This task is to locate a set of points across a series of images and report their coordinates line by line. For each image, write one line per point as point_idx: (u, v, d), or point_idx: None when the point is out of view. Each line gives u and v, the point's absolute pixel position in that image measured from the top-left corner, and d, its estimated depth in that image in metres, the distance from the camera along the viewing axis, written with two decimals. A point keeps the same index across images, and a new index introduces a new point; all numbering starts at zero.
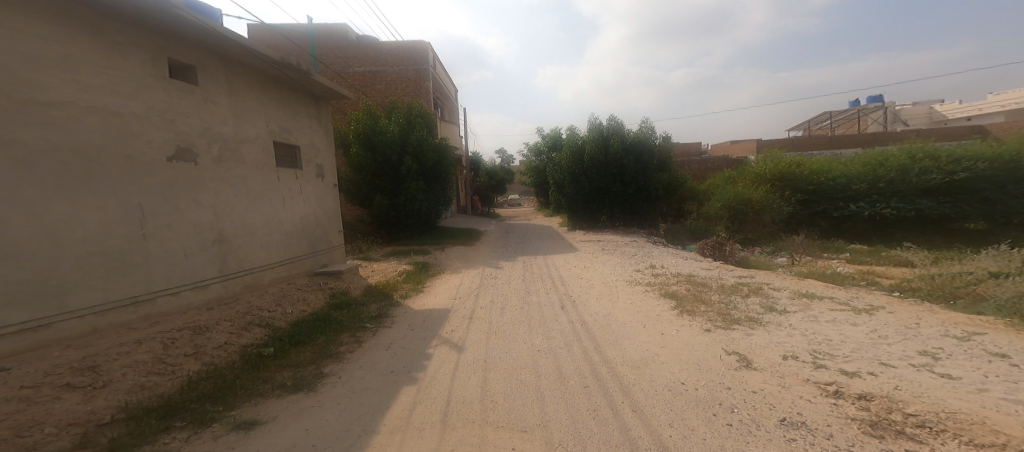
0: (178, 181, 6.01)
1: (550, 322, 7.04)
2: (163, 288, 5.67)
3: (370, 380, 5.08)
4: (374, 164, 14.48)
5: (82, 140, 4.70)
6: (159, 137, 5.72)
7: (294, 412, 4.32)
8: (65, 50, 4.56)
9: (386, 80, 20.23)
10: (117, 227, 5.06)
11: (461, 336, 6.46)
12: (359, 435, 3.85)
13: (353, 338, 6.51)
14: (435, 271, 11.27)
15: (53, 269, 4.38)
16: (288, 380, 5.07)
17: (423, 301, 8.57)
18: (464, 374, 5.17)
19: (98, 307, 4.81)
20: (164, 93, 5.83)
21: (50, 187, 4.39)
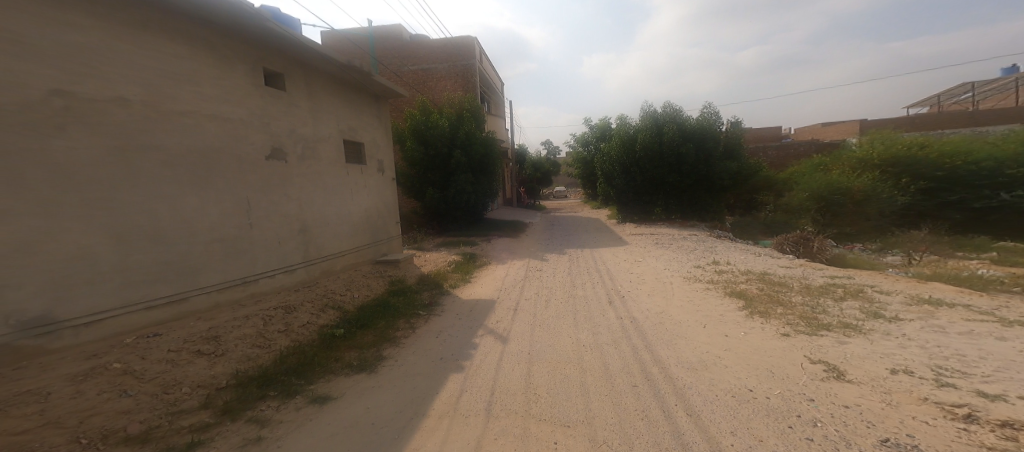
0: (273, 178, 6.81)
1: (596, 318, 6.82)
2: (264, 271, 6.49)
3: (421, 366, 5.36)
4: (426, 158, 14.93)
5: (205, 142, 5.52)
6: (257, 138, 6.49)
7: (357, 390, 4.74)
8: (191, 66, 5.35)
9: (437, 78, 20.89)
10: (231, 217, 5.89)
11: (506, 328, 6.52)
12: (410, 417, 4.09)
13: (408, 324, 6.92)
14: (482, 261, 11.50)
15: (188, 251, 5.22)
16: (355, 361, 5.53)
17: (470, 292, 8.83)
18: (507, 365, 5.23)
19: (220, 284, 5.66)
20: (261, 99, 6.59)
21: (185, 183, 5.21)
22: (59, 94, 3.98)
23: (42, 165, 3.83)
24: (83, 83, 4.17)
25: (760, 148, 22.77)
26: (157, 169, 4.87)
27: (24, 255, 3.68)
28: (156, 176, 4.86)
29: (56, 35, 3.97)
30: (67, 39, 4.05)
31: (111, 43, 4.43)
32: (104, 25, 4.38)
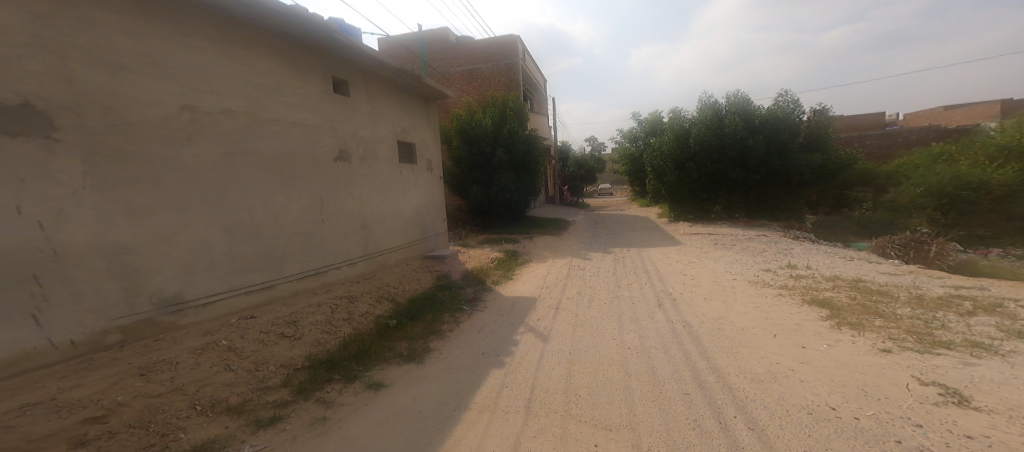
0: (339, 178, 7.31)
1: (642, 320, 6.42)
2: (333, 263, 7.04)
3: (463, 359, 5.43)
4: (470, 157, 14.82)
5: (290, 147, 6.10)
6: (328, 140, 7.05)
7: (406, 380, 4.91)
8: (279, 77, 5.90)
9: (480, 78, 19.36)
10: (309, 214, 6.46)
11: (546, 326, 6.39)
12: (452, 409, 4.14)
13: (453, 318, 7.07)
14: (523, 259, 11.27)
15: (277, 243, 5.75)
16: (404, 351, 5.79)
17: (512, 288, 8.79)
18: (548, 364, 5.11)
19: (301, 273, 6.22)
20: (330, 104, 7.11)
21: (275, 182, 5.77)
22: (187, 109, 4.54)
23: (177, 172, 4.41)
24: (204, 99, 4.72)
25: (857, 137, 19.90)
26: (255, 172, 5.43)
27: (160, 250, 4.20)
28: (255, 179, 5.43)
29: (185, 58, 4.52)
30: (194, 60, 4.61)
31: (222, 62, 4.96)
32: (220, 46, 4.94)
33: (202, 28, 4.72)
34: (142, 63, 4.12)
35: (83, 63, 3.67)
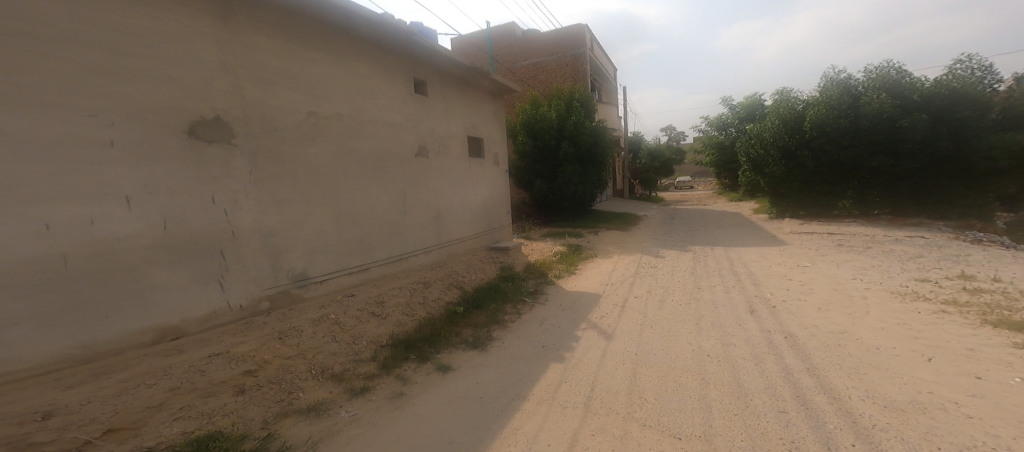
0: (444, 173, 7.20)
1: (726, 326, 5.84)
2: (423, 244, 7.00)
3: (522, 352, 5.46)
4: (535, 151, 14.81)
5: (403, 145, 6.28)
6: (435, 135, 6.94)
7: (470, 365, 4.91)
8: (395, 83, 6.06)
9: (545, 71, 19.19)
10: (417, 203, 6.52)
11: (610, 325, 6.26)
12: (512, 397, 4.13)
13: (514, 309, 7.06)
14: (588, 255, 11.11)
15: (381, 224, 5.74)
16: (469, 337, 5.71)
17: (575, 284, 8.66)
18: (610, 363, 4.98)
19: (399, 253, 6.17)
20: (434, 100, 7.06)
21: (389, 177, 5.88)
22: (309, 115, 4.71)
23: (305, 168, 4.67)
24: (322, 104, 4.89)
25: None
26: (365, 168, 5.48)
27: (299, 230, 4.59)
28: (366, 175, 5.52)
29: (307, 67, 4.70)
30: (316, 65, 4.81)
31: (338, 67, 5.09)
32: (339, 47, 5.13)
33: (325, 32, 4.93)
34: (278, 74, 4.38)
35: (242, 71, 4.02)
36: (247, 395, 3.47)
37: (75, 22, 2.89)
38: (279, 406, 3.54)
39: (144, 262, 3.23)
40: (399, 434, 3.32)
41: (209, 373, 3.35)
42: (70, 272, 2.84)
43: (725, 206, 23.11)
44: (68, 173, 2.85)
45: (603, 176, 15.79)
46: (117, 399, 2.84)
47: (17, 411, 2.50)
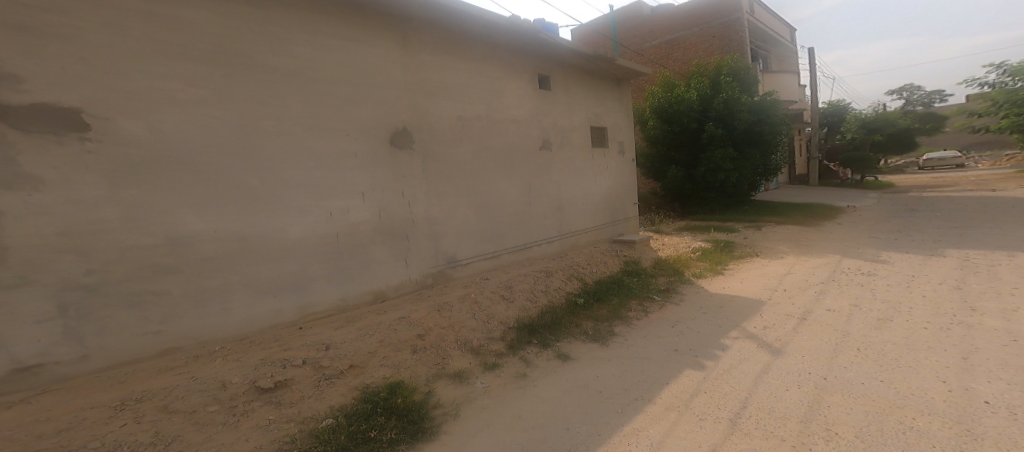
0: (578, 167, 6.05)
1: (988, 363, 3.40)
2: (579, 229, 6.23)
3: (650, 352, 4.25)
4: (671, 136, 13.43)
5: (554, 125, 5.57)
6: (579, 124, 6.11)
7: (589, 358, 4.04)
8: (547, 67, 5.49)
9: (685, 47, 17.43)
10: (568, 185, 5.71)
11: (779, 338, 4.38)
12: (633, 397, 3.33)
13: (640, 306, 5.48)
14: (742, 252, 8.96)
15: (531, 204, 5.01)
16: (589, 329, 4.65)
17: (722, 285, 6.59)
18: (774, 381, 3.47)
19: (552, 236, 5.67)
20: (578, 89, 6.16)
21: (538, 162, 5.24)
22: (456, 119, 4.13)
23: (486, 154, 4.43)
24: (468, 106, 4.25)
25: None
26: (523, 162, 4.89)
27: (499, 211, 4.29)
28: (522, 168, 4.86)
29: (455, 75, 4.15)
30: (466, 65, 4.34)
31: (478, 75, 4.45)
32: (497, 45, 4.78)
33: (480, 37, 4.56)
34: (438, 87, 4.01)
35: (420, 82, 3.90)
36: (422, 353, 3.45)
37: (281, 46, 3.13)
38: (443, 367, 3.47)
39: (367, 242, 3.56)
40: (520, 412, 3.10)
41: (398, 331, 3.44)
42: (308, 249, 3.24)
43: (947, 188, 16.99)
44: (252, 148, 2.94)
45: (762, 163, 13.30)
46: (355, 342, 3.20)
47: (307, 342, 3.04)
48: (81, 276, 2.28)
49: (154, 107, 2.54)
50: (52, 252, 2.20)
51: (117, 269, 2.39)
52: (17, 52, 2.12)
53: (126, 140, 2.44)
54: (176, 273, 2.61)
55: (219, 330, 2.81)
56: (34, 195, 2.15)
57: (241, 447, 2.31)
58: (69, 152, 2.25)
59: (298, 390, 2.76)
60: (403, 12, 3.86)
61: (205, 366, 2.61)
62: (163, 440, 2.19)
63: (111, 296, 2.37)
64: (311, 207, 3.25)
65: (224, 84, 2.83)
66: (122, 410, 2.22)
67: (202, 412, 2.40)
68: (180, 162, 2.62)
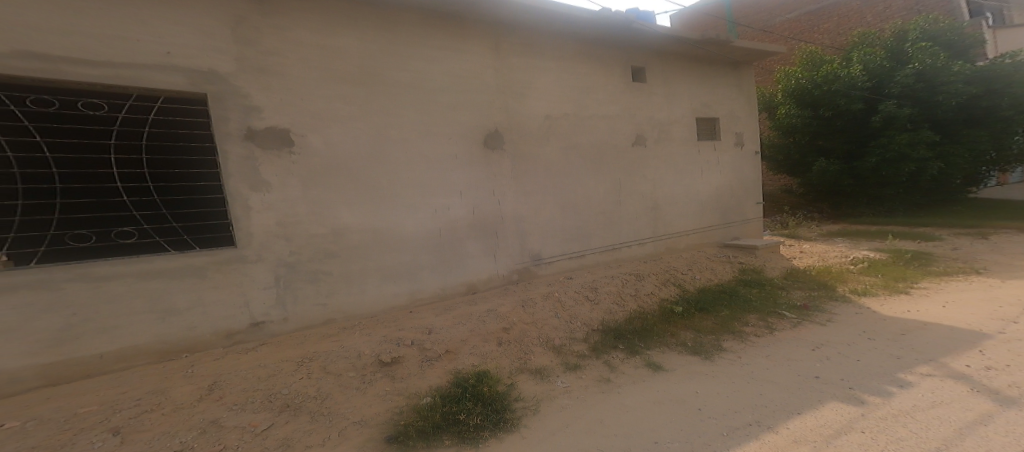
0: (677, 163, 5.47)
1: None
2: (678, 230, 5.59)
3: (777, 375, 3.30)
4: (820, 123, 10.74)
5: (649, 119, 5.13)
6: (681, 117, 5.56)
7: (681, 375, 3.35)
8: (641, 57, 5.10)
9: (837, 15, 14.47)
10: (661, 184, 5.24)
11: (1015, 384, 2.90)
12: (746, 424, 2.63)
13: (761, 322, 4.38)
14: (943, 268, 6.41)
15: (618, 200, 4.75)
16: (688, 341, 3.89)
17: (906, 310, 4.75)
18: (1000, 438, 2.30)
19: (651, 237, 5.15)
20: (680, 80, 5.60)
21: (632, 157, 4.91)
22: (543, 118, 4.08)
23: (579, 154, 4.37)
24: (557, 104, 4.20)
25: None
26: (617, 160, 4.73)
27: (586, 212, 4.42)
28: (614, 165, 4.70)
29: (543, 75, 4.13)
30: (554, 63, 4.22)
31: (566, 73, 4.33)
32: (588, 41, 4.58)
33: (569, 33, 4.37)
34: (528, 88, 3.99)
35: (510, 84, 3.88)
36: (507, 346, 3.45)
37: (394, 55, 3.30)
38: (525, 362, 3.39)
39: (462, 238, 3.68)
40: (604, 418, 2.81)
41: (486, 322, 3.55)
42: (412, 243, 3.44)
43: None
44: (374, 150, 3.24)
45: (988, 144, 9.57)
46: (451, 328, 3.42)
47: (415, 325, 3.38)
48: (287, 254, 3.03)
49: (281, 117, 2.92)
50: (274, 237, 2.96)
51: (239, 258, 2.85)
52: (257, 89, 2.84)
53: (313, 152, 3.04)
54: (335, 257, 3.19)
55: (327, 310, 3.22)
56: (269, 195, 2.91)
57: (365, 411, 2.68)
58: (279, 162, 2.93)
59: (406, 367, 3.09)
60: (493, 19, 3.79)
61: (351, 336, 3.19)
62: (322, 395, 2.70)
63: (236, 281, 2.86)
64: (421, 204, 3.44)
65: (346, 95, 3.14)
66: (301, 365, 2.85)
67: (348, 374, 2.91)
68: (313, 164, 3.04)
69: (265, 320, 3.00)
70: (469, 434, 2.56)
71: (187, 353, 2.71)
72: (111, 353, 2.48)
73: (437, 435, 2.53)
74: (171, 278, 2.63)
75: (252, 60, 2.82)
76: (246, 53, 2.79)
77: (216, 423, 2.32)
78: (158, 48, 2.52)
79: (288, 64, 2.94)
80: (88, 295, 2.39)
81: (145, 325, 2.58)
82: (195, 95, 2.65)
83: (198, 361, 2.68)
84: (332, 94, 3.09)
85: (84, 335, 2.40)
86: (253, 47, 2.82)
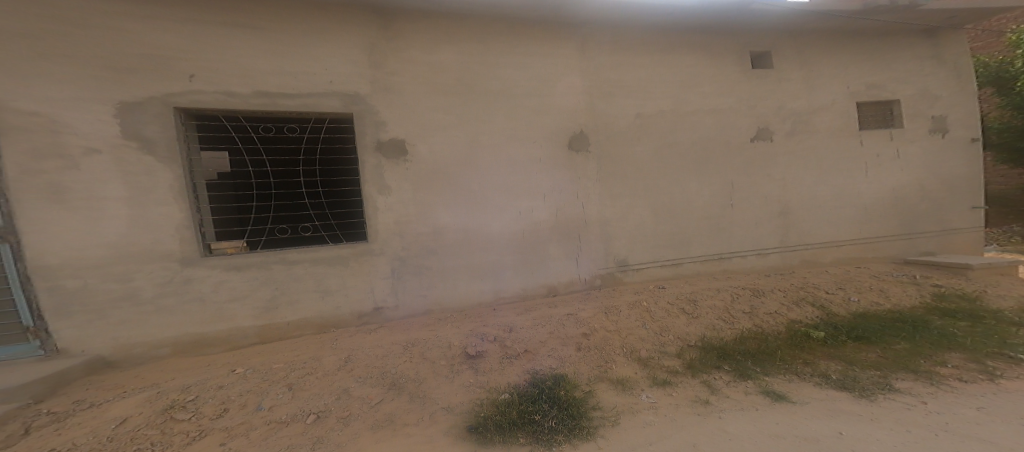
0: (824, 157, 4.56)
1: None
2: (823, 244, 4.67)
3: (977, 427, 2.36)
4: None
5: (780, 109, 4.44)
6: (830, 103, 4.60)
7: (822, 410, 2.63)
8: (768, 42, 4.46)
9: None
10: (797, 183, 4.48)
11: None
12: None
13: (972, 366, 2.97)
14: None
15: (729, 204, 4.28)
16: (835, 374, 2.96)
17: None
18: None
19: (775, 248, 4.53)
20: (828, 57, 4.64)
21: (753, 155, 4.35)
22: (635, 117, 3.99)
23: (681, 155, 4.14)
24: (650, 104, 4.04)
25: None
26: (729, 160, 4.28)
27: (693, 214, 4.15)
28: (725, 166, 4.27)
29: (635, 72, 3.99)
30: (648, 59, 4.04)
31: (663, 69, 4.10)
32: (694, 31, 4.22)
33: (667, 27, 4.10)
34: (618, 86, 3.92)
35: (600, 84, 3.86)
36: (586, 352, 3.34)
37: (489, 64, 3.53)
38: (605, 371, 3.20)
39: (545, 240, 3.85)
40: (695, 440, 2.50)
41: (566, 326, 3.53)
42: (497, 243, 3.75)
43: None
44: (467, 152, 3.55)
45: None
46: (531, 329, 3.53)
47: (499, 322, 3.61)
48: (400, 249, 3.55)
49: (400, 128, 3.34)
50: (390, 233, 3.48)
51: (366, 250, 3.48)
52: (385, 107, 3.28)
53: (420, 160, 3.44)
54: (436, 253, 3.64)
55: (431, 301, 3.71)
56: (389, 198, 3.40)
57: (452, 400, 3.01)
58: (397, 169, 3.39)
59: (487, 363, 3.28)
60: (580, 20, 3.77)
61: (443, 326, 3.57)
62: (418, 379, 3.14)
63: (366, 271, 3.52)
64: (507, 206, 3.73)
65: (453, 104, 3.47)
66: (406, 348, 3.36)
67: (443, 359, 3.31)
68: (418, 166, 3.45)
69: (384, 306, 3.63)
70: (543, 437, 2.65)
71: (337, 327, 3.57)
72: (294, 321, 3.46)
73: (513, 432, 2.69)
74: (328, 266, 3.44)
75: (382, 79, 3.26)
76: (376, 74, 3.24)
77: (348, 392, 2.98)
78: (319, 76, 3.10)
79: (405, 81, 3.32)
80: (286, 275, 3.37)
81: (314, 301, 3.48)
82: (344, 116, 3.21)
83: (341, 335, 3.48)
84: (434, 105, 3.41)
85: (279, 307, 3.41)
86: (382, 68, 3.26)
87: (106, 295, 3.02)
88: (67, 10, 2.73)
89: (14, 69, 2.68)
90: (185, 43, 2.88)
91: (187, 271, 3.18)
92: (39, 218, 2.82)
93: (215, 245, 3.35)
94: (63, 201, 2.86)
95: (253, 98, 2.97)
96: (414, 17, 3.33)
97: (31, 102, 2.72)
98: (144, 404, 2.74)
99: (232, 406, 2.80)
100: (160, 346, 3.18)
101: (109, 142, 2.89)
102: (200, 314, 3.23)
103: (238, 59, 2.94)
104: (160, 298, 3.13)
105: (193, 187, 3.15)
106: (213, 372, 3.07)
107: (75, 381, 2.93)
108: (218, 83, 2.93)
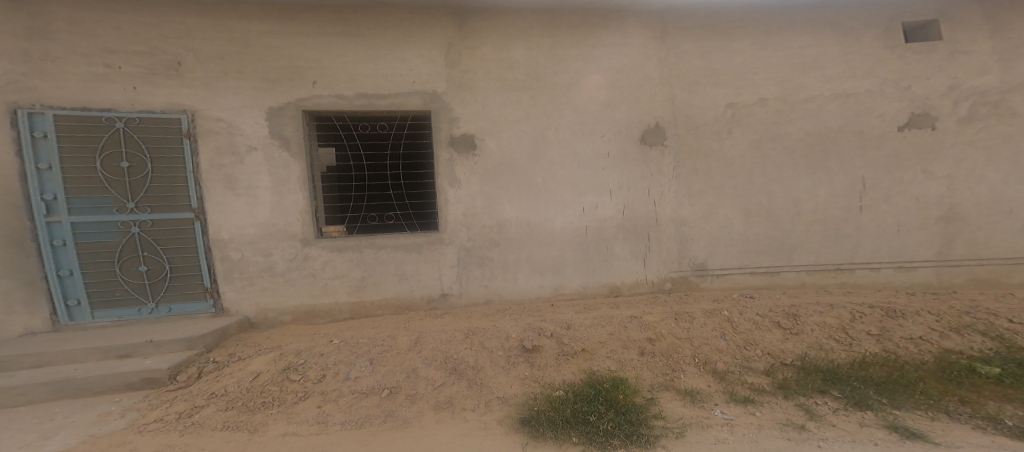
0: (984, 154, 3.67)
1: None
2: (984, 258, 3.74)
3: None
4: None
5: (922, 95, 3.67)
6: None
7: None
8: (910, 13, 3.67)
9: None
10: (936, 186, 3.71)
11: None
12: None
13: None
14: None
15: (832, 210, 3.78)
16: (1006, 419, 2.42)
17: None
18: None
19: (902, 262, 3.79)
20: (1010, 19, 3.63)
21: (874, 152, 3.72)
22: (725, 107, 3.74)
23: (788, 148, 3.75)
24: (746, 92, 3.73)
25: None
26: (858, 154, 3.73)
27: (806, 217, 3.79)
28: (854, 160, 3.73)
29: (727, 59, 3.72)
30: (745, 43, 3.72)
31: (764, 53, 3.72)
32: (811, 4, 3.66)
33: (773, 5, 3.65)
34: (703, 75, 3.73)
35: (683, 73, 3.73)
36: (650, 358, 3.11)
37: (555, 62, 3.69)
38: (672, 380, 2.95)
39: (612, 238, 3.80)
40: None
41: (629, 329, 3.27)
42: (559, 236, 3.79)
43: None
44: (535, 148, 3.72)
45: None
46: (590, 328, 3.31)
47: (556, 318, 3.48)
48: (466, 240, 3.75)
49: (473, 123, 3.66)
50: (458, 225, 3.71)
51: (440, 238, 3.72)
52: (459, 104, 3.64)
53: (488, 154, 3.68)
54: (498, 246, 3.77)
55: (493, 290, 3.81)
56: (459, 190, 3.67)
57: (507, 390, 2.97)
58: (467, 163, 3.66)
59: (545, 359, 3.16)
60: (659, 7, 3.65)
61: (502, 318, 3.57)
62: (478, 366, 3.13)
63: (439, 256, 3.75)
64: (571, 202, 3.76)
65: (521, 99, 3.69)
66: (468, 335, 3.36)
67: (500, 351, 3.22)
68: (488, 160, 3.69)
69: (450, 293, 3.81)
70: (597, 438, 2.47)
71: (410, 310, 3.81)
72: (377, 300, 3.77)
73: (566, 430, 2.55)
74: (407, 252, 3.72)
75: (457, 77, 3.64)
76: (453, 73, 3.64)
77: (414, 372, 3.08)
78: (406, 77, 3.62)
79: (478, 78, 3.65)
80: (373, 258, 3.71)
81: (395, 284, 3.77)
82: (424, 112, 3.67)
83: (413, 320, 3.64)
84: (505, 100, 3.68)
85: (368, 287, 3.75)
86: (458, 67, 3.64)
87: (255, 266, 3.65)
88: (239, 35, 3.50)
89: (208, 85, 3.50)
90: (316, 54, 3.56)
91: (307, 249, 3.69)
92: (219, 203, 3.56)
93: (325, 228, 3.88)
94: (234, 189, 3.58)
95: (356, 99, 3.60)
96: (490, 21, 3.64)
97: (217, 111, 3.51)
98: (272, 362, 3.17)
99: (328, 373, 3.11)
100: (283, 314, 3.72)
101: (262, 141, 3.58)
102: (308, 288, 3.71)
103: (347, 66, 3.58)
104: (288, 271, 3.69)
105: (311, 177, 3.74)
106: (317, 341, 3.41)
107: (231, 336, 3.53)
108: (331, 88, 3.58)
